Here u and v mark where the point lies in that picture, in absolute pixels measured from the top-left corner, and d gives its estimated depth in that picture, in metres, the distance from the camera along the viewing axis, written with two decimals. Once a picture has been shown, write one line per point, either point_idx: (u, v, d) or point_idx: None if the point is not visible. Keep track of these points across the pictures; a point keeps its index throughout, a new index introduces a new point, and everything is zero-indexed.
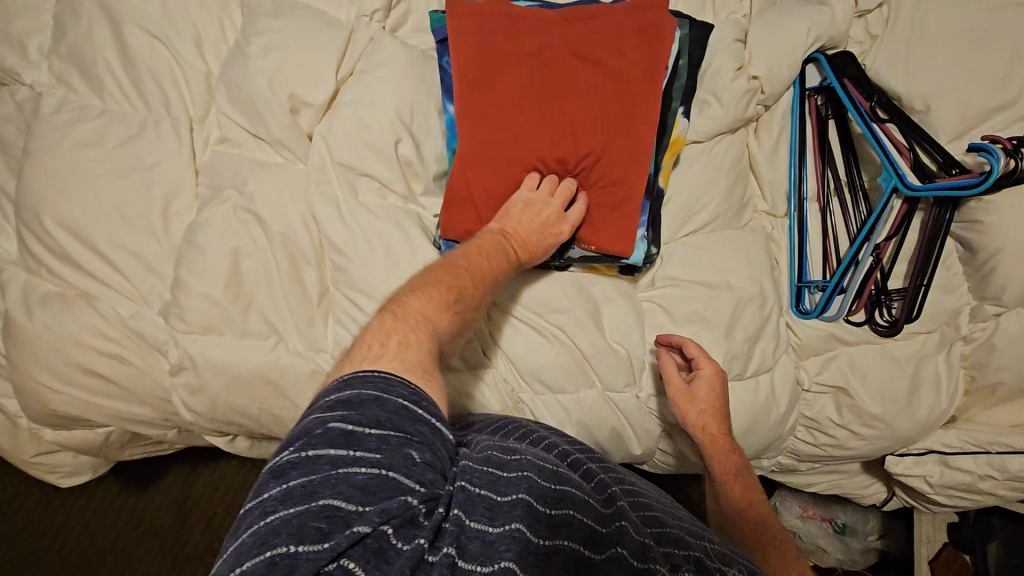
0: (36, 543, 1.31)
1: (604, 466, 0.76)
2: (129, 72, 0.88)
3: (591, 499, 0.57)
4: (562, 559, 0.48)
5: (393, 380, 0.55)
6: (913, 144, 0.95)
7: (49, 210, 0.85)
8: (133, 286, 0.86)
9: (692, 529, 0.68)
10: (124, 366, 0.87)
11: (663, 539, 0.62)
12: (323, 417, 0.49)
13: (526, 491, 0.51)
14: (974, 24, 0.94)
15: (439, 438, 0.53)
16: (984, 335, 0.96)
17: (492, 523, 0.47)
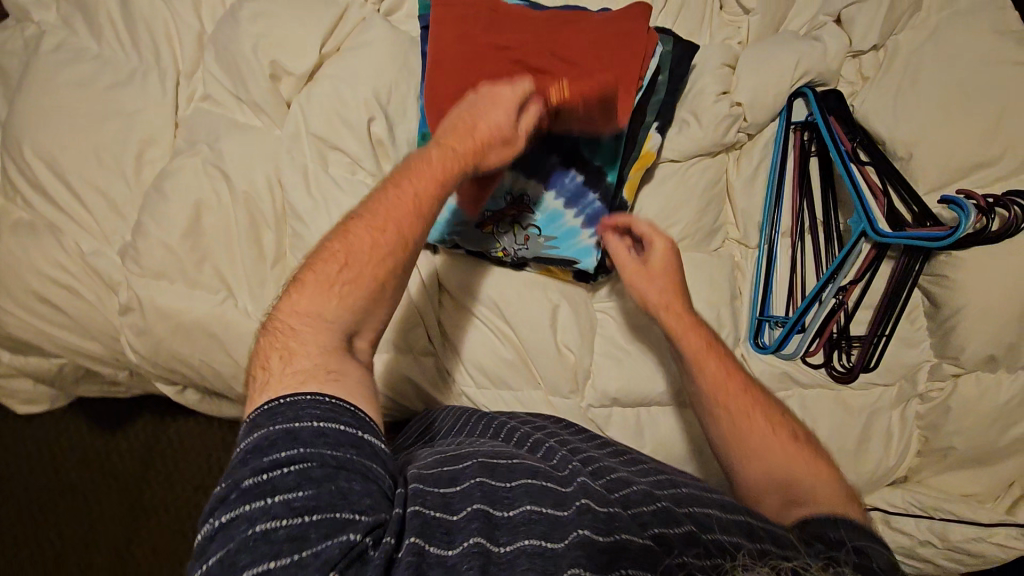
0: (9, 465, 1.38)
1: (559, 440, 0.71)
2: (128, 22, 0.92)
3: (545, 479, 0.57)
4: (524, 560, 0.49)
5: (301, 402, 0.53)
6: (889, 189, 0.93)
7: (31, 141, 0.89)
8: (97, 224, 0.89)
9: (658, 475, 0.63)
10: (78, 299, 0.90)
11: (631, 491, 0.58)
12: (233, 478, 0.49)
13: (478, 503, 0.54)
14: (965, 76, 0.93)
15: (362, 450, 0.53)
16: (941, 396, 0.93)
17: (450, 545, 0.50)
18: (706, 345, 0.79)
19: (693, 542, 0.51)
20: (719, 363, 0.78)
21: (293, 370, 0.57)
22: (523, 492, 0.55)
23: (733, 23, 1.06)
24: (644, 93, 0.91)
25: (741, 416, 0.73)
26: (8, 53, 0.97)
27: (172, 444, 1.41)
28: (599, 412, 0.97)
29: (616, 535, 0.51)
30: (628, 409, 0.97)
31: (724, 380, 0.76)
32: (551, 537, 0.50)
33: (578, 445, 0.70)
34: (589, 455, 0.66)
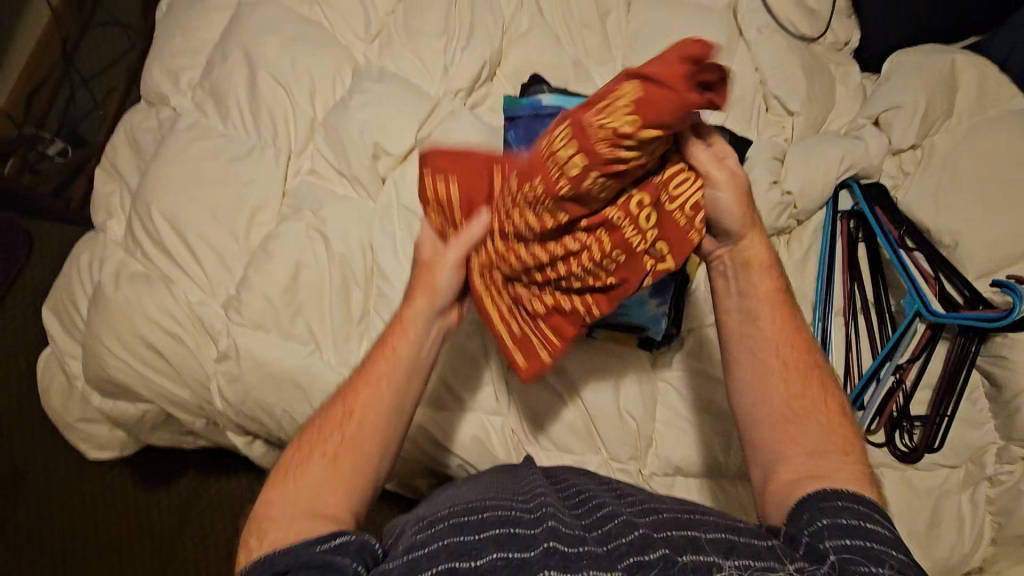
0: (54, 516, 1.38)
1: (563, 486, 0.76)
2: (251, 107, 1.07)
3: (513, 527, 0.58)
4: None
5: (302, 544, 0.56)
6: (939, 274, 0.99)
7: (160, 204, 1.01)
8: (206, 278, 0.99)
9: (646, 506, 0.67)
10: (179, 345, 0.98)
11: (612, 526, 0.61)
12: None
13: (450, 558, 0.54)
14: (1001, 177, 1.02)
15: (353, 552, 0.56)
16: (1011, 479, 0.92)
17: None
18: (798, 353, 0.75)
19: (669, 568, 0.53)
20: (803, 366, 0.74)
21: (269, 542, 0.60)
22: (489, 543, 0.55)
23: (778, 123, 1.16)
24: None
25: (816, 412, 0.71)
26: (145, 130, 1.13)
27: (216, 507, 1.41)
28: (661, 481, 0.99)
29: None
30: (691, 480, 0.99)
31: (801, 380, 0.73)
32: None
33: (583, 488, 0.75)
34: (590, 499, 0.70)
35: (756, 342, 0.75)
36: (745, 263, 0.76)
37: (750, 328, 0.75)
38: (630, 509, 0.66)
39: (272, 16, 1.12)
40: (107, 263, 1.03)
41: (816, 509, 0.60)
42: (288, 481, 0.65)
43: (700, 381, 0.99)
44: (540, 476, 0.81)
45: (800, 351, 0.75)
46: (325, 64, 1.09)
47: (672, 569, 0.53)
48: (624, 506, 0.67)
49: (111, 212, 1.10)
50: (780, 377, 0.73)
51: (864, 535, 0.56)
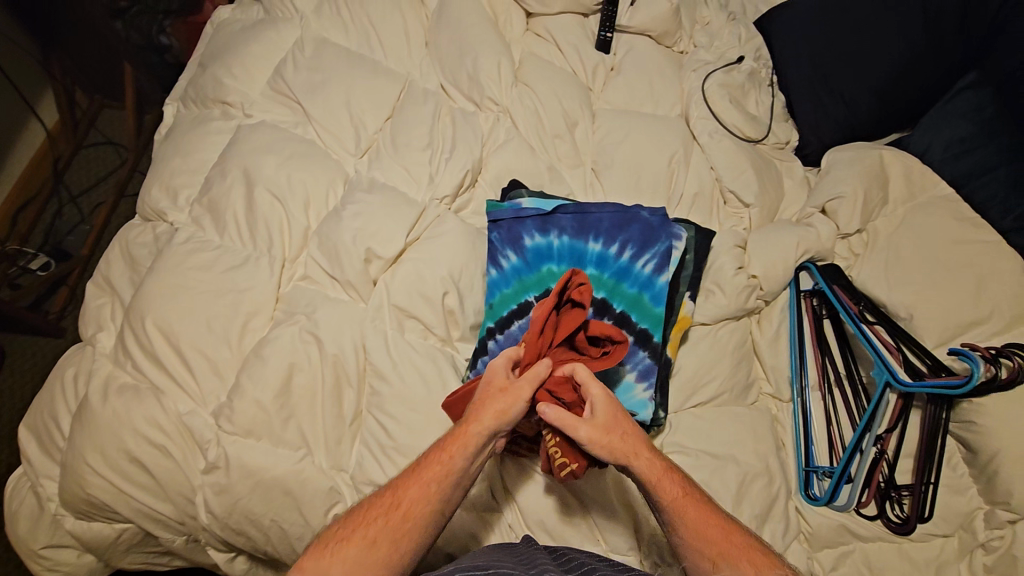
0: None
1: (564, 559, 0.83)
2: (247, 219, 1.13)
3: None
4: None
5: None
6: (901, 345, 1.06)
7: (153, 314, 1.03)
8: (197, 386, 0.99)
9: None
10: (166, 457, 0.96)
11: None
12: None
13: None
14: (938, 254, 1.13)
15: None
16: (1004, 545, 0.93)
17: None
18: (729, 538, 0.77)
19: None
20: (746, 555, 0.76)
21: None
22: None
23: (736, 215, 1.29)
24: (675, 268, 1.09)
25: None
26: (141, 244, 1.17)
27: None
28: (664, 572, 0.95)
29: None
30: None
31: (749, 570, 0.74)
32: None
33: (587, 563, 0.82)
34: (595, 571, 0.78)
35: (688, 549, 0.78)
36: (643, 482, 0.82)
37: (680, 540, 0.79)
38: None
39: (270, 137, 1.21)
40: (94, 376, 1.03)
41: None
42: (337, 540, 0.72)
43: (690, 461, 1.02)
44: (542, 551, 0.85)
45: (729, 540, 0.77)
46: (318, 178, 1.17)
47: None
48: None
49: (101, 325, 1.11)
50: (729, 571, 0.75)
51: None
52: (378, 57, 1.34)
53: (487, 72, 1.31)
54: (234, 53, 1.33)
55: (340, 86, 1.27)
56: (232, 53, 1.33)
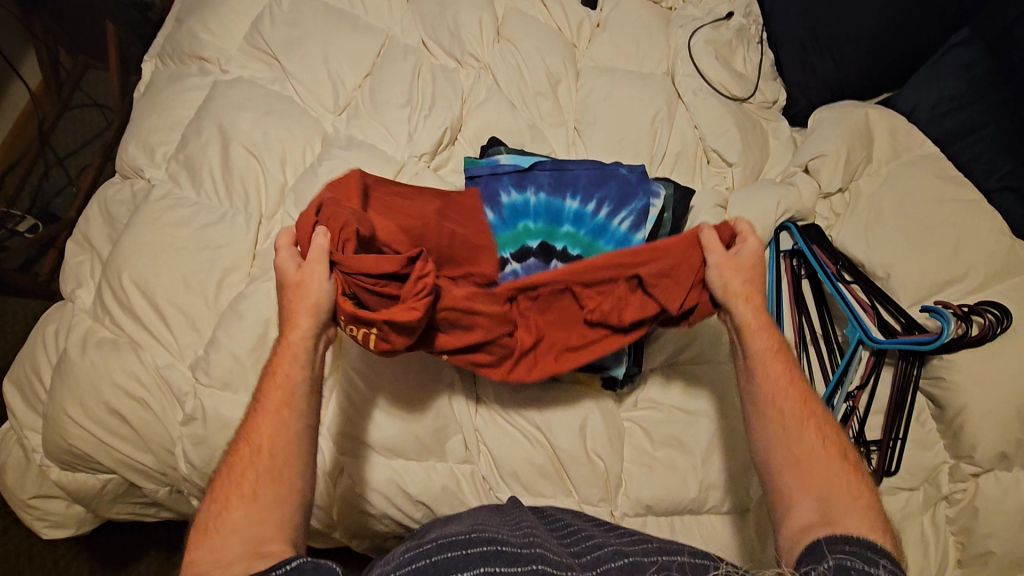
0: None
1: (555, 523, 0.82)
2: (224, 175, 1.12)
3: (502, 544, 0.63)
4: None
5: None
6: (876, 304, 1.06)
7: (130, 269, 1.04)
8: (174, 340, 1.00)
9: (636, 539, 0.74)
10: (145, 409, 0.98)
11: (602, 554, 0.68)
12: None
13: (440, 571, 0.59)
14: (918, 213, 1.12)
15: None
16: (965, 497, 0.95)
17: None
18: (805, 397, 0.81)
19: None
20: (809, 417, 0.79)
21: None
22: (477, 558, 0.60)
23: (719, 174, 1.27)
24: (653, 226, 1.09)
25: (819, 457, 0.76)
26: (118, 201, 1.17)
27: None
28: (634, 521, 0.99)
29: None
30: (661, 518, 1.00)
31: (808, 432, 0.78)
32: None
33: (577, 528, 0.80)
34: (583, 536, 0.76)
35: (758, 386, 0.82)
36: (741, 325, 0.86)
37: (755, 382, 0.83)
38: (618, 542, 0.73)
39: (247, 93, 1.20)
40: (73, 331, 1.04)
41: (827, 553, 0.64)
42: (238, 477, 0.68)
43: (662, 416, 1.04)
44: (531, 513, 0.84)
45: (803, 400, 0.80)
46: (295, 136, 1.16)
47: None
48: (613, 540, 0.74)
49: (80, 281, 1.11)
50: (788, 421, 0.79)
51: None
52: (358, 12, 1.31)
53: (467, 28, 1.28)
54: (210, 7, 1.30)
55: (318, 42, 1.24)
56: (208, 8, 1.30)
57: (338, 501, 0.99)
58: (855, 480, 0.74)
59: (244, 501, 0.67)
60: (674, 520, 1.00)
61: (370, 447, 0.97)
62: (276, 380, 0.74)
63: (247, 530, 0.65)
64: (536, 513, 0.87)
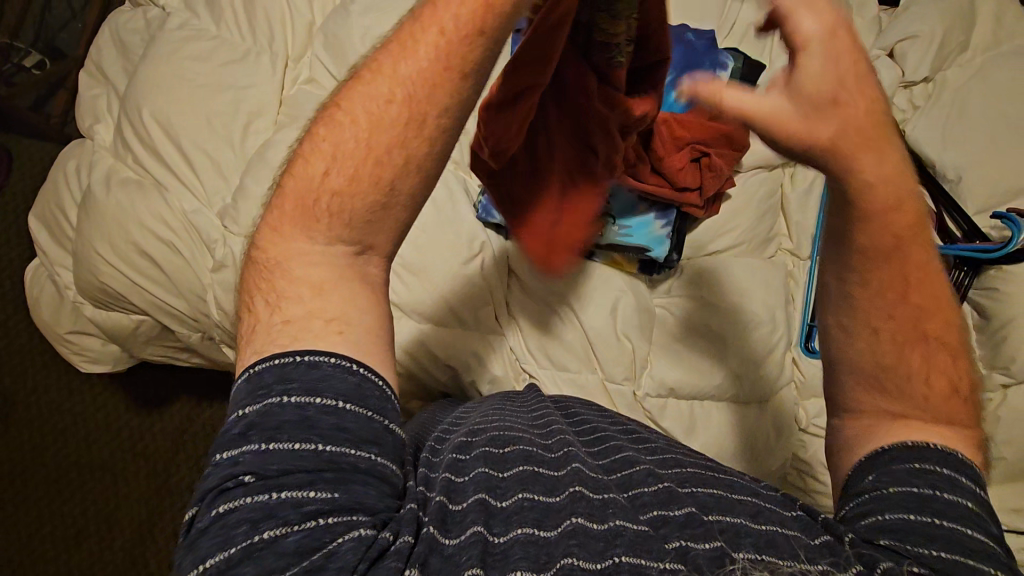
0: (39, 437, 1.37)
1: (576, 419, 0.78)
2: (247, 7, 1.02)
3: (537, 467, 0.58)
4: (518, 550, 0.49)
5: (325, 369, 0.49)
6: (942, 210, 1.01)
7: (149, 105, 0.97)
8: (201, 185, 0.96)
9: (669, 455, 0.65)
10: (174, 253, 0.95)
11: (634, 472, 0.60)
12: (240, 433, 0.47)
13: (482, 489, 0.55)
14: (1005, 113, 1.01)
15: (383, 447, 0.50)
16: (989, 407, 0.93)
17: (450, 536, 0.50)
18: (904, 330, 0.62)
19: (696, 527, 0.52)
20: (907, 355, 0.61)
21: (281, 322, 0.52)
22: (515, 481, 0.56)
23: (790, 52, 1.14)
24: None
25: (910, 388, 0.59)
26: (132, 30, 1.07)
27: (202, 433, 1.41)
28: (655, 402, 1.00)
29: (609, 523, 0.52)
30: (683, 402, 1.00)
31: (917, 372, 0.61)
32: (543, 524, 0.51)
33: (600, 426, 0.75)
34: (609, 442, 0.69)
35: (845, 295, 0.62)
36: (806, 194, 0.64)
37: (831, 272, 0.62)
38: (650, 455, 0.65)
39: None
40: (96, 168, 1.00)
41: (885, 472, 0.56)
42: (281, 224, 0.54)
43: (697, 304, 1.02)
44: (548, 404, 0.83)
45: (915, 322, 0.60)
46: None
47: (695, 526, 0.52)
48: (643, 451, 0.66)
49: (98, 117, 1.05)
50: (895, 346, 0.60)
51: (930, 513, 0.51)
52: None
53: None
54: None
55: None
56: None
57: None
58: (959, 414, 0.59)
59: (324, 257, 0.54)
60: (694, 406, 1.01)
61: (405, 311, 0.97)
62: (351, 119, 0.53)
63: (313, 298, 0.52)
64: (558, 404, 0.85)
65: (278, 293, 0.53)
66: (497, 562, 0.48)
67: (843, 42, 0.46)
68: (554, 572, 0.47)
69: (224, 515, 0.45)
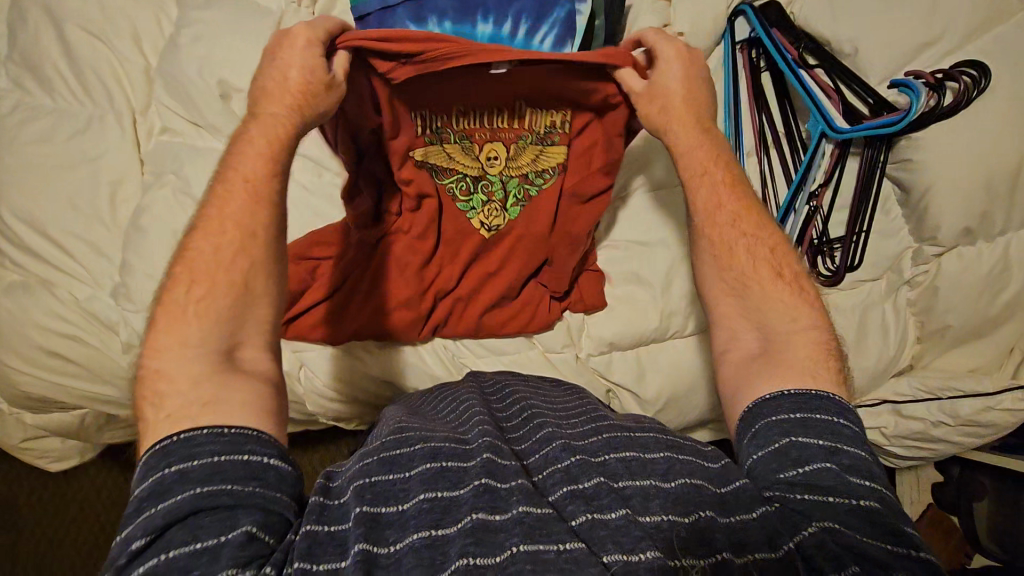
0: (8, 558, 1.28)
1: (507, 392, 0.76)
2: (74, 70, 0.96)
3: (445, 459, 0.53)
4: (410, 558, 0.46)
5: (196, 436, 0.48)
6: (840, 86, 0.95)
7: (6, 202, 0.92)
8: (85, 270, 0.93)
9: (596, 424, 0.63)
10: (80, 344, 0.93)
11: (549, 450, 0.58)
12: (126, 539, 0.44)
13: (370, 500, 0.49)
14: None
15: (266, 480, 0.48)
16: (927, 278, 0.92)
17: (345, 555, 0.46)
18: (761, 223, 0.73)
19: (602, 498, 0.51)
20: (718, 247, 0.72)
21: (166, 417, 0.51)
22: (417, 481, 0.51)
23: None
24: (585, 37, 0.92)
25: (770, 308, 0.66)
26: None
27: None
28: (599, 360, 0.98)
29: (512, 512, 0.49)
30: (627, 351, 0.99)
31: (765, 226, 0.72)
32: (442, 523, 0.48)
33: (525, 401, 0.72)
34: (535, 419, 0.65)
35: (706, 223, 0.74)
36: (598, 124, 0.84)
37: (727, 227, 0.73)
38: (570, 429, 0.62)
39: None
40: None
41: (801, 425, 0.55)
42: None
43: (618, 253, 0.99)
44: (470, 389, 0.78)
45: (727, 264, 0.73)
46: (145, 6, 0.98)
47: (601, 496, 0.51)
48: (565, 424, 0.64)
49: None
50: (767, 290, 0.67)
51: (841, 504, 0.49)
52: None
53: None
54: None
55: None
56: None
57: (309, 398, 0.95)
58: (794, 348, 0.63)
59: None
60: (640, 353, 0.99)
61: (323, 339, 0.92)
62: None
63: (193, 388, 0.52)
64: (492, 386, 0.81)
65: (162, 395, 0.52)
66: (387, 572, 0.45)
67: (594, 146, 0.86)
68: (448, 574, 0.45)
69: None
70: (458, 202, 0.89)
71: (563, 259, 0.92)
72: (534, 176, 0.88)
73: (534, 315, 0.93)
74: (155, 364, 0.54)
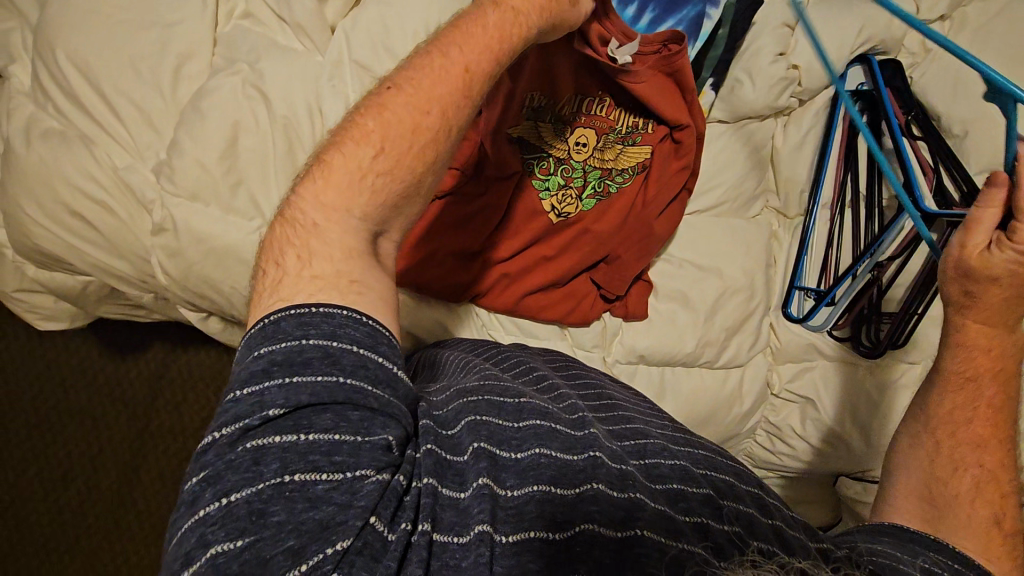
0: None
1: (571, 373, 0.79)
2: None
3: (554, 424, 0.57)
4: (534, 506, 0.50)
5: (339, 318, 0.50)
6: (938, 165, 0.92)
7: (64, 44, 0.86)
8: (131, 137, 0.87)
9: (680, 435, 0.66)
10: (108, 214, 0.88)
11: (646, 444, 0.62)
12: (262, 400, 0.46)
13: (485, 439, 0.54)
14: (1012, 59, 0.92)
15: (396, 390, 0.51)
16: None
17: (464, 488, 0.51)
18: None
19: (715, 507, 0.55)
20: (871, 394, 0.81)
21: (310, 276, 0.53)
22: (531, 435, 0.55)
23: None
24: (704, 45, 0.90)
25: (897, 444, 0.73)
26: None
27: (144, 384, 1.31)
28: (625, 369, 0.96)
29: (631, 493, 0.52)
30: (653, 367, 0.97)
31: (979, 351, 0.65)
32: (559, 483, 0.52)
33: (602, 387, 0.75)
34: (617, 412, 0.69)
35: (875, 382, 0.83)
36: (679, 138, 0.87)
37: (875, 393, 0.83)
38: (660, 431, 0.66)
39: None
40: (13, 117, 0.89)
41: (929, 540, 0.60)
42: None
43: (673, 269, 0.96)
44: (536, 359, 0.80)
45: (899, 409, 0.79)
46: None
47: (712, 506, 0.55)
48: (654, 426, 0.68)
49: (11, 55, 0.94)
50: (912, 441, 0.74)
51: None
52: None
53: None
54: None
55: None
56: None
57: None
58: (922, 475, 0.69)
59: None
60: (665, 373, 0.97)
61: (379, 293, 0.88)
62: None
63: (342, 261, 0.55)
64: (552, 357, 0.84)
65: (330, 249, 0.55)
66: (510, 516, 0.49)
67: (670, 162, 0.89)
68: (570, 534, 0.48)
69: (222, 483, 0.43)
70: (535, 179, 0.87)
71: (628, 262, 0.90)
72: (616, 174, 0.89)
73: (576, 307, 0.91)
74: (314, 213, 0.57)
